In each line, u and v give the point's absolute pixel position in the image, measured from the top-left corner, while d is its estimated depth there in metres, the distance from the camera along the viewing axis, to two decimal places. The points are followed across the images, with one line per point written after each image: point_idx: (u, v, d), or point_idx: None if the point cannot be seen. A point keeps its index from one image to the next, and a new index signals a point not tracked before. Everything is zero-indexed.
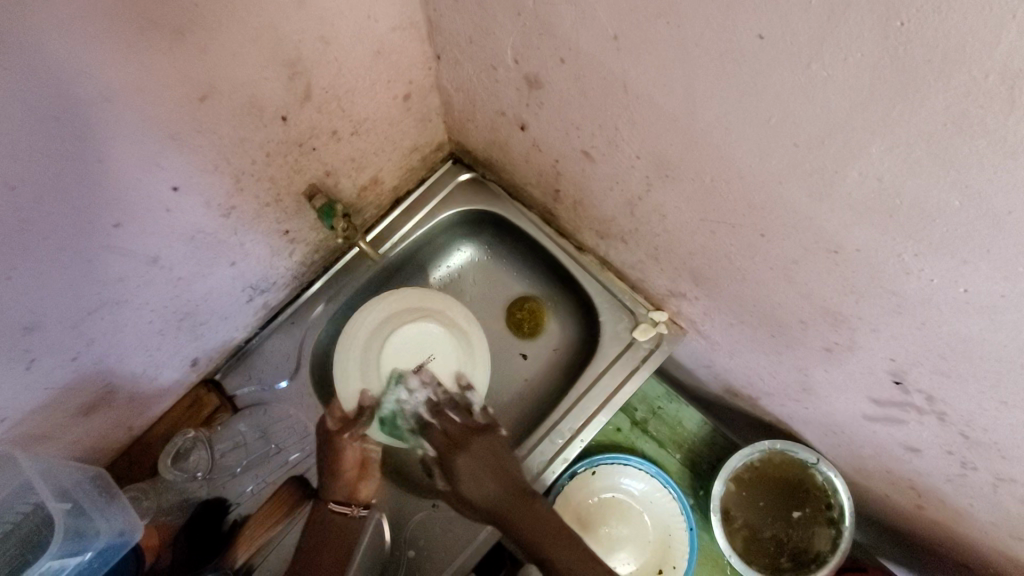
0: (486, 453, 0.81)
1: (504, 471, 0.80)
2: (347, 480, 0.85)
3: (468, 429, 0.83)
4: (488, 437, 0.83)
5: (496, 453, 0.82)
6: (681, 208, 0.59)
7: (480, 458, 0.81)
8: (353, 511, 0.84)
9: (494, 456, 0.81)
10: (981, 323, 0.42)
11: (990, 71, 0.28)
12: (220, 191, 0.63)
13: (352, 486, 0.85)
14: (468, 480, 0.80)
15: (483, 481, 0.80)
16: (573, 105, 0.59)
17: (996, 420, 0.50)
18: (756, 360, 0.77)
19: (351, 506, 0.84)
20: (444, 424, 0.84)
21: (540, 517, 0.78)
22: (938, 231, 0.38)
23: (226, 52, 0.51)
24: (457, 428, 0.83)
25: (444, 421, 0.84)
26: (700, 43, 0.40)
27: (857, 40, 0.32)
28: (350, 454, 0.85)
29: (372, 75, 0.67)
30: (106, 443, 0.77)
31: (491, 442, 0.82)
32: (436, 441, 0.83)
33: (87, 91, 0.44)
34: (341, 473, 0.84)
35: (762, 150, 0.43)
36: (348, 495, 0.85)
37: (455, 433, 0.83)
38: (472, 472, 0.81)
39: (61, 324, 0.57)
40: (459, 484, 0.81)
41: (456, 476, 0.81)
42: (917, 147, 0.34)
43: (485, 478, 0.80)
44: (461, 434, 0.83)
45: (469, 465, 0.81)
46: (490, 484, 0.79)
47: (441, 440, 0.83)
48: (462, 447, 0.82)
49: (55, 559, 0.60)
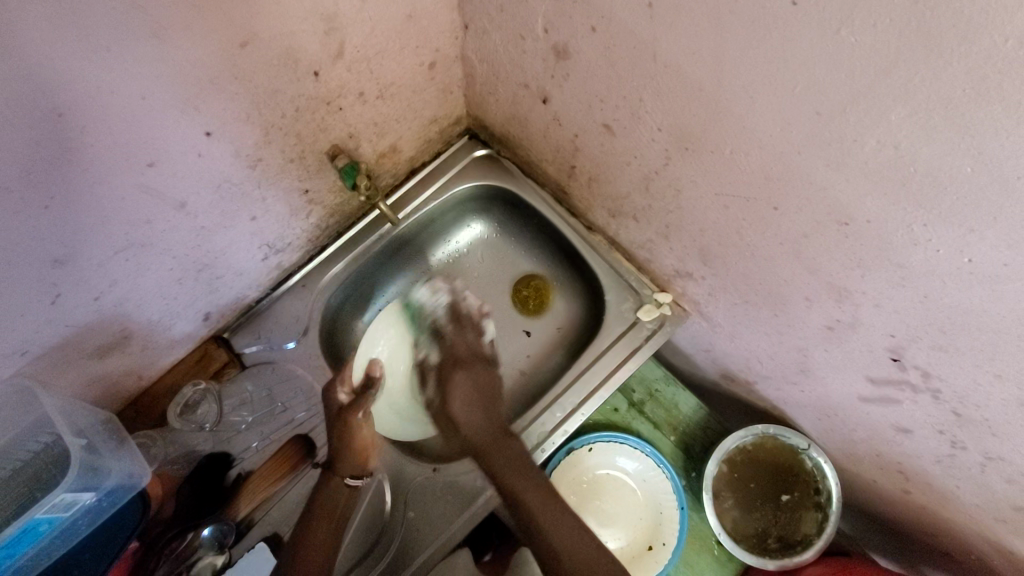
0: (486, 386, 0.84)
1: (492, 409, 0.83)
2: (358, 452, 0.84)
3: (473, 352, 0.86)
4: (488, 369, 0.85)
5: (487, 381, 0.84)
6: (697, 182, 0.61)
7: (483, 394, 0.84)
8: (364, 483, 0.84)
9: (490, 393, 0.84)
10: (982, 294, 0.44)
11: (1010, 36, 0.30)
12: (249, 142, 0.64)
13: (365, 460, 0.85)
14: (461, 402, 0.83)
15: (476, 411, 0.83)
16: (598, 77, 0.61)
17: (989, 395, 0.52)
18: (756, 342, 0.79)
19: (363, 479, 0.84)
20: (455, 335, 0.87)
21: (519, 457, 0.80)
22: (949, 200, 0.40)
23: (270, 0, 0.52)
24: (465, 346, 0.86)
25: (460, 331, 0.87)
26: (734, 9, 0.42)
27: (887, 5, 0.34)
28: (362, 429, 0.85)
29: (401, 39, 0.68)
30: (117, 390, 0.78)
31: (490, 377, 0.85)
32: (449, 346, 0.86)
33: (138, 24, 0.45)
34: (350, 447, 0.84)
35: (784, 119, 0.46)
36: (359, 468, 0.84)
37: (461, 353, 0.86)
38: (469, 398, 0.83)
39: (88, 260, 0.59)
40: (454, 406, 0.83)
41: (450, 391, 0.84)
42: (934, 113, 0.36)
43: (475, 408, 0.83)
44: (468, 355, 0.85)
45: (467, 389, 0.84)
46: (478, 415, 0.82)
47: (449, 354, 0.86)
48: (465, 364, 0.85)
49: (68, 491, 0.61)
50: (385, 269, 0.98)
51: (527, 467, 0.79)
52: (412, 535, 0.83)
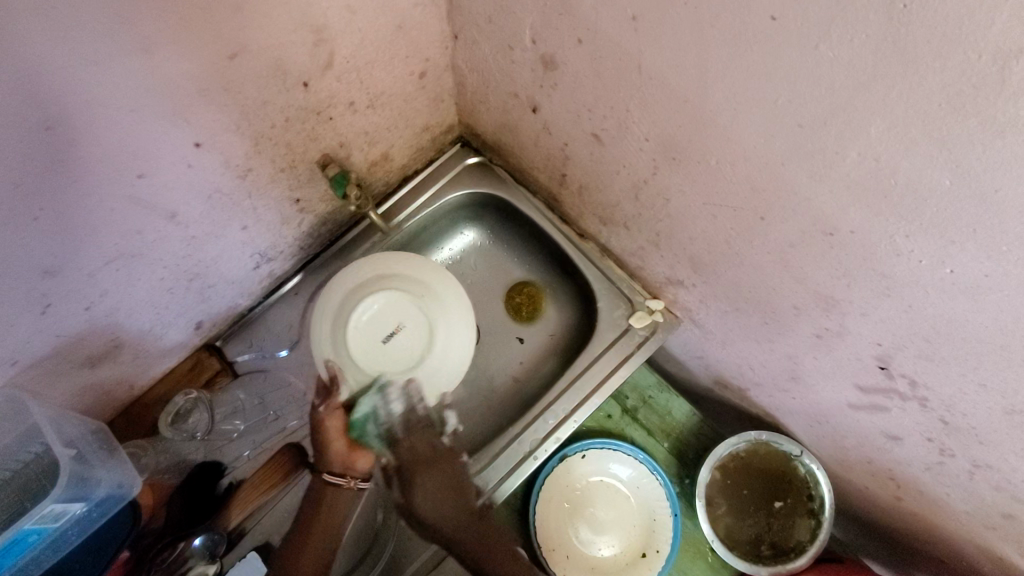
0: (450, 472, 0.85)
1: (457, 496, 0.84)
2: (342, 450, 0.81)
3: (433, 453, 0.86)
4: (443, 464, 0.86)
5: (455, 473, 0.85)
6: (685, 192, 0.62)
7: (447, 483, 0.85)
8: (349, 483, 0.81)
9: (455, 484, 0.84)
10: (964, 304, 0.44)
11: (983, 53, 0.31)
12: (238, 152, 0.64)
13: (346, 458, 0.81)
14: (425, 497, 0.85)
15: (448, 499, 0.84)
16: (586, 87, 0.61)
17: (974, 403, 0.53)
18: (747, 350, 0.79)
19: (347, 478, 0.81)
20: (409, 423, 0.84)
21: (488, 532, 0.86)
22: (929, 212, 0.40)
23: (258, 13, 0.53)
24: (423, 447, 0.86)
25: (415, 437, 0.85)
26: (715, 23, 0.42)
27: (864, 22, 0.34)
28: (331, 424, 0.80)
29: (391, 49, 0.69)
30: (108, 400, 0.78)
31: (455, 468, 0.86)
32: (402, 452, 0.85)
33: (125, 38, 0.45)
34: (331, 445, 0.81)
35: (767, 131, 0.46)
36: (344, 465, 0.81)
37: (423, 453, 0.86)
38: (433, 489, 0.85)
39: (79, 271, 0.59)
40: (420, 505, 0.85)
41: (418, 488, 0.85)
42: (913, 127, 0.36)
43: (445, 497, 0.84)
44: (429, 455, 0.86)
45: (436, 484, 0.84)
46: (445, 506, 0.84)
47: (405, 455, 0.85)
48: (429, 464, 0.85)
49: (58, 502, 0.61)
50: None
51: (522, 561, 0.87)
52: None
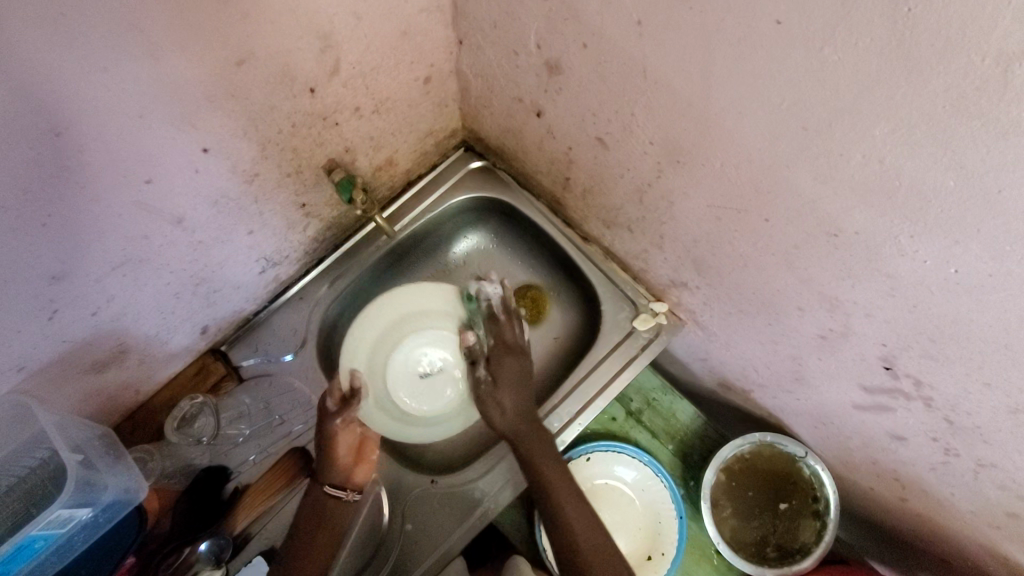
0: (524, 375, 0.83)
1: (523, 392, 0.82)
2: (347, 462, 0.82)
3: (508, 346, 0.84)
4: (518, 355, 0.84)
5: (529, 376, 0.83)
6: (689, 195, 0.62)
7: (519, 381, 0.82)
8: (349, 496, 0.82)
9: (525, 381, 0.83)
10: (968, 304, 0.45)
11: (986, 55, 0.31)
12: (246, 158, 0.65)
13: (349, 469, 0.82)
14: (502, 385, 0.81)
15: (520, 394, 0.81)
16: (591, 91, 0.62)
17: (979, 403, 0.53)
18: (751, 351, 0.80)
19: (348, 491, 0.82)
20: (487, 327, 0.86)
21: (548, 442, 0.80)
22: (933, 213, 0.41)
23: (266, 20, 0.53)
24: (503, 339, 0.84)
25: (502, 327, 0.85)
26: (720, 27, 0.43)
27: (868, 25, 0.35)
28: (345, 436, 0.81)
29: (397, 54, 0.69)
30: (114, 405, 0.78)
31: (526, 367, 0.83)
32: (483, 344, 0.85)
33: (135, 45, 0.46)
34: (339, 458, 0.81)
35: (771, 134, 0.46)
36: (344, 478, 0.82)
37: (507, 340, 0.84)
38: (507, 380, 0.82)
39: (86, 276, 0.59)
40: (500, 391, 0.81)
41: (500, 375, 0.82)
42: (916, 129, 0.37)
43: (510, 390, 0.81)
44: (506, 343, 0.84)
45: (512, 376, 0.82)
46: (514, 399, 0.81)
47: (495, 342, 0.84)
48: (505, 351, 0.83)
49: (65, 508, 0.61)
50: (382, 281, 0.99)
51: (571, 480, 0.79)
52: (410, 548, 0.83)
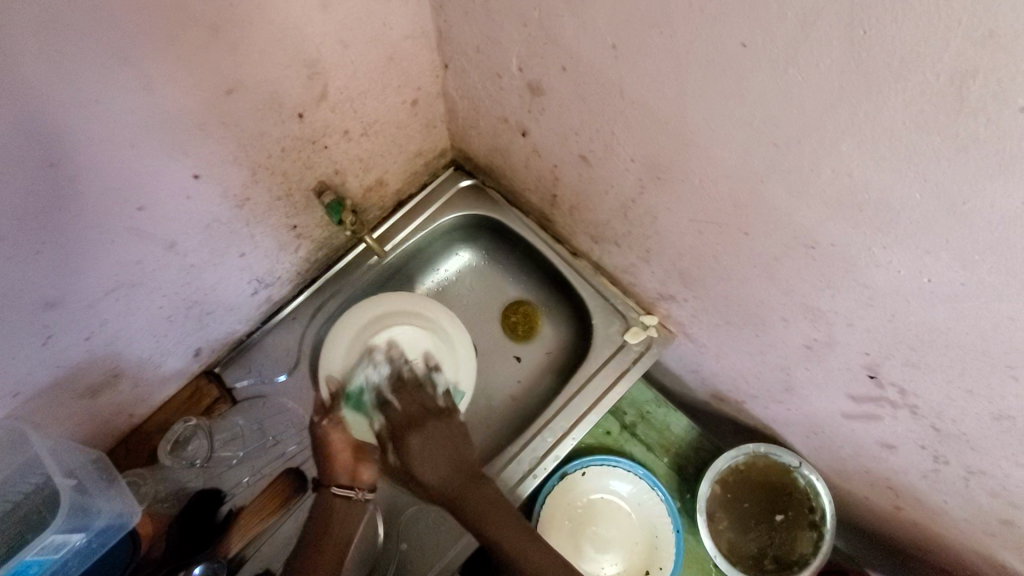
0: (444, 436, 0.84)
1: (461, 458, 0.82)
2: (346, 462, 0.82)
3: (426, 411, 0.85)
4: (438, 419, 0.84)
5: (450, 436, 0.83)
6: (671, 210, 0.63)
7: (439, 442, 0.83)
8: (358, 495, 0.81)
9: (452, 440, 0.83)
10: (943, 312, 0.46)
11: (941, 74, 0.32)
12: (237, 182, 0.66)
13: (352, 468, 0.82)
14: (423, 462, 0.82)
15: (438, 461, 0.82)
16: (572, 111, 0.63)
17: (963, 410, 0.53)
18: (740, 362, 0.80)
19: (355, 490, 0.81)
20: (405, 399, 0.85)
21: (488, 495, 0.79)
22: (903, 225, 0.42)
23: (254, 51, 0.55)
24: (416, 408, 0.85)
25: (405, 399, 0.85)
26: (689, 50, 0.44)
27: (827, 48, 0.36)
28: (337, 435, 0.82)
29: (383, 79, 0.71)
30: (107, 429, 0.79)
31: (454, 429, 0.84)
32: (392, 417, 0.84)
33: (127, 77, 0.47)
34: (337, 457, 0.82)
35: (745, 151, 0.48)
36: (350, 477, 0.81)
37: (413, 412, 0.84)
38: (427, 454, 0.83)
39: (79, 302, 0.60)
40: (410, 460, 0.82)
41: (408, 454, 0.83)
42: (880, 144, 0.38)
43: (437, 459, 0.82)
44: (420, 415, 0.84)
45: (425, 448, 0.83)
46: (443, 467, 0.82)
47: (399, 422, 0.84)
48: (417, 426, 0.84)
49: (59, 533, 0.61)
50: None
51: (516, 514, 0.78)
52: (407, 567, 0.83)
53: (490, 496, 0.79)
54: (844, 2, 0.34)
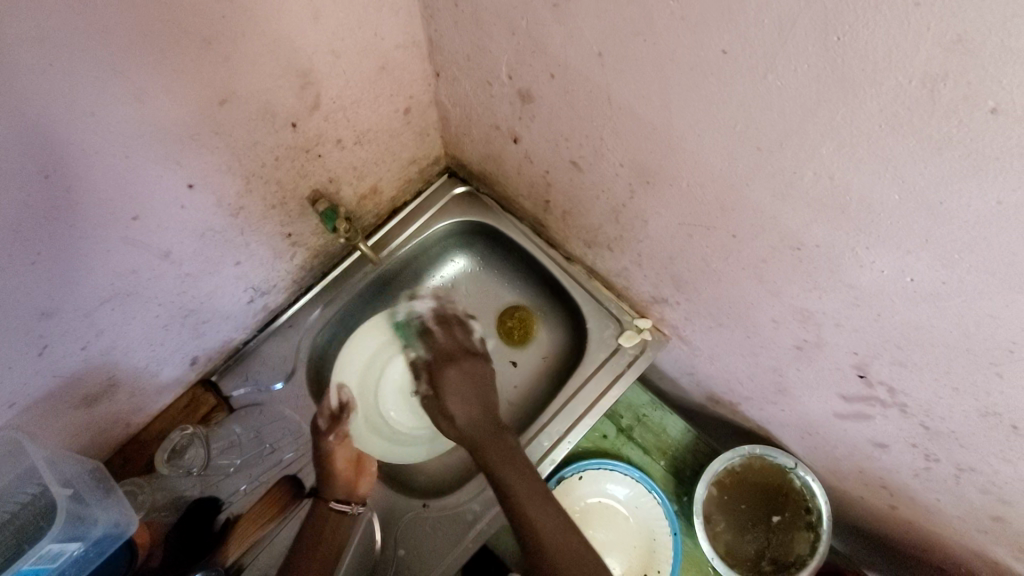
0: (476, 375, 0.90)
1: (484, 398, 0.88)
2: (347, 476, 0.87)
3: (467, 351, 0.93)
4: (467, 363, 0.92)
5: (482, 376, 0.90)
6: (661, 214, 0.64)
7: (478, 386, 0.89)
8: (353, 508, 0.85)
9: (483, 381, 0.90)
10: (927, 310, 0.46)
11: (912, 77, 0.33)
12: (231, 192, 0.67)
13: (351, 483, 0.87)
14: (456, 398, 0.88)
15: (470, 401, 0.87)
16: (562, 117, 0.64)
17: (951, 407, 0.54)
18: (734, 363, 0.81)
19: (351, 503, 0.85)
20: (450, 343, 0.94)
21: (509, 450, 0.80)
22: (883, 226, 0.42)
23: (246, 62, 0.56)
24: (456, 348, 0.94)
25: (453, 338, 0.95)
26: (672, 57, 0.45)
27: (803, 53, 0.37)
28: (341, 451, 0.89)
29: (375, 88, 0.72)
30: (104, 438, 0.79)
31: (485, 371, 0.91)
32: (440, 351, 0.94)
33: (121, 88, 0.48)
34: (338, 472, 0.87)
35: (730, 155, 0.49)
36: (347, 492, 0.86)
37: (454, 352, 0.93)
38: (459, 392, 0.89)
39: (75, 312, 0.60)
40: (447, 399, 0.88)
41: (446, 385, 0.89)
42: (858, 147, 0.39)
43: (471, 398, 0.88)
44: (462, 354, 0.93)
45: (462, 388, 0.89)
46: (472, 407, 0.86)
47: (443, 356, 0.93)
48: (455, 361, 0.92)
49: (56, 541, 0.61)
50: (372, 306, 1.00)
51: (534, 476, 0.77)
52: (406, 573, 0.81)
53: (508, 451, 0.79)
54: (818, 9, 0.34)
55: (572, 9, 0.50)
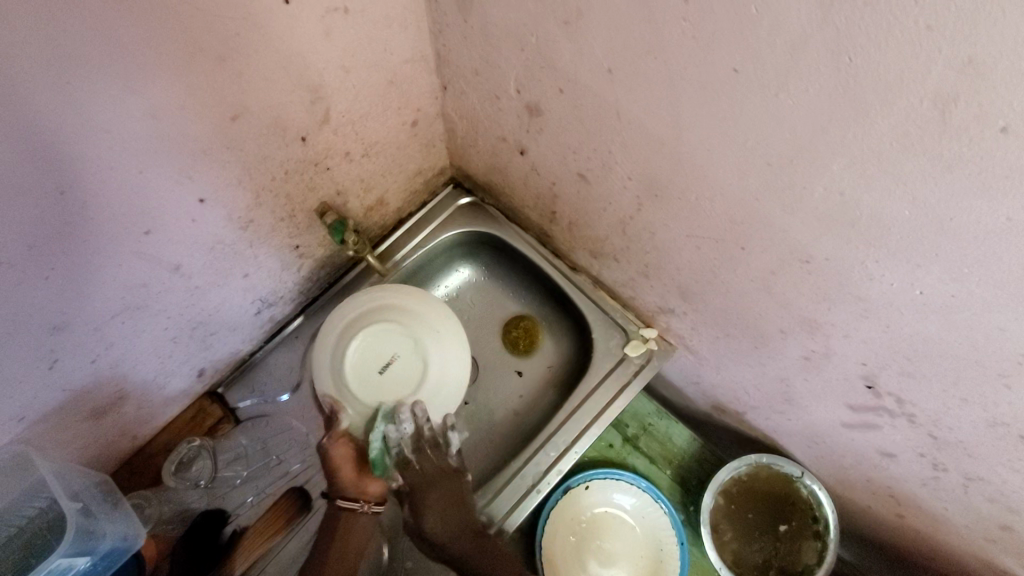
0: (456, 496, 0.84)
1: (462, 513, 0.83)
2: (351, 476, 0.78)
3: (443, 471, 0.84)
4: (421, 470, 0.83)
5: (465, 500, 0.83)
6: (669, 226, 0.65)
7: (455, 501, 0.83)
8: (363, 507, 0.78)
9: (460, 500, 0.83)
10: (936, 323, 0.47)
11: (923, 98, 0.34)
12: (241, 205, 0.67)
13: (358, 482, 0.78)
14: (444, 521, 0.83)
15: (451, 522, 0.83)
16: (570, 130, 0.65)
17: (959, 418, 0.54)
18: (741, 373, 0.81)
19: (361, 502, 0.79)
20: (423, 461, 0.82)
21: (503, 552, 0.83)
22: (893, 240, 0.43)
23: (258, 78, 0.56)
24: (433, 469, 0.83)
25: (424, 459, 0.82)
26: (682, 75, 0.46)
27: (814, 73, 0.38)
28: (339, 452, 0.78)
29: (384, 101, 0.72)
30: (112, 451, 0.79)
31: (462, 489, 0.84)
32: (412, 474, 0.83)
33: (137, 105, 0.49)
34: (342, 471, 0.78)
35: (740, 169, 0.49)
36: (357, 490, 0.78)
37: (431, 472, 0.83)
38: (443, 514, 0.83)
39: (86, 325, 0.60)
40: (428, 519, 0.83)
41: (426, 520, 0.83)
42: (869, 164, 0.40)
43: (448, 510, 0.83)
44: (436, 473, 0.83)
45: (446, 511, 0.83)
46: (452, 520, 0.83)
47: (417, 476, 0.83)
48: (434, 485, 0.83)
49: (65, 556, 0.61)
50: None
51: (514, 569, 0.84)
52: None
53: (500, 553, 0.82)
54: (830, 31, 0.35)
55: (582, 26, 0.50)
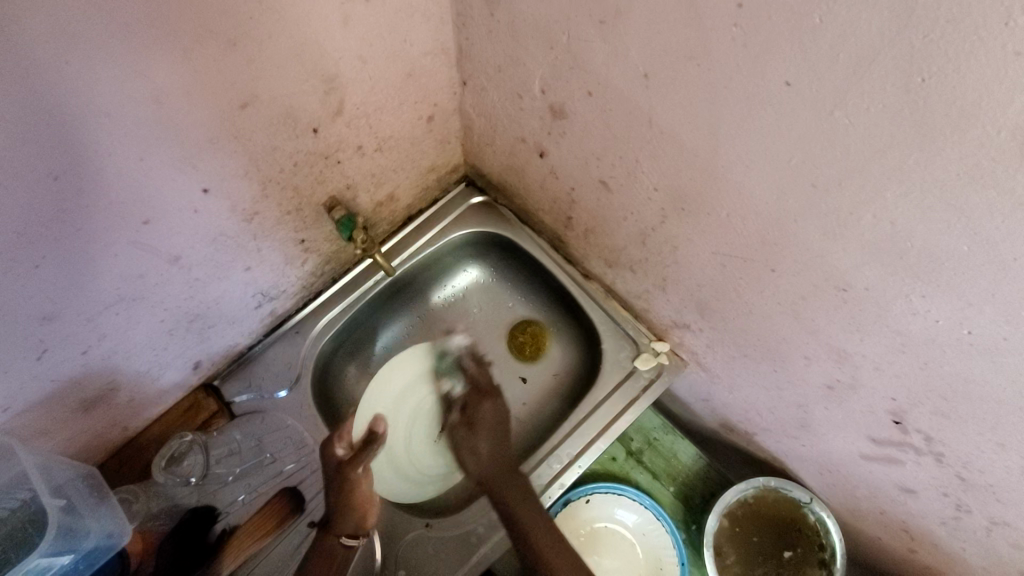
0: (499, 421, 0.92)
1: (503, 443, 0.90)
2: (359, 509, 0.83)
3: (477, 392, 0.96)
4: (496, 403, 0.94)
5: (505, 427, 0.92)
6: (694, 242, 0.62)
7: (495, 424, 0.92)
8: (361, 542, 0.80)
9: (497, 422, 0.92)
10: (982, 365, 0.44)
11: (1002, 127, 0.31)
12: (246, 197, 0.64)
13: (360, 515, 0.82)
14: (467, 452, 0.91)
15: (497, 441, 0.91)
16: (595, 135, 0.62)
17: (992, 462, 0.51)
18: (755, 394, 0.78)
19: (360, 537, 0.81)
20: (472, 372, 0.98)
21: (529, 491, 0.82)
22: (945, 275, 0.40)
23: (270, 65, 0.53)
24: (472, 390, 0.96)
25: (477, 368, 0.98)
26: (727, 84, 0.43)
27: (880, 92, 0.35)
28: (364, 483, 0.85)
29: (401, 94, 0.69)
30: (101, 442, 0.76)
31: (499, 412, 0.94)
32: (463, 395, 0.95)
33: (137, 89, 0.45)
34: (353, 504, 0.83)
35: (777, 187, 0.46)
36: (356, 525, 0.81)
37: (484, 386, 0.96)
38: (490, 425, 0.92)
39: (77, 316, 0.58)
40: (477, 438, 0.91)
41: (456, 441, 0.92)
42: (930, 193, 0.36)
43: (484, 436, 0.92)
44: (473, 396, 0.95)
45: (472, 441, 0.91)
46: (484, 450, 0.90)
47: (462, 403, 0.95)
48: (483, 398, 0.95)
49: (44, 557, 0.59)
50: (380, 315, 0.98)
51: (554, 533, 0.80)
52: None
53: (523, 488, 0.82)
54: (902, 47, 0.32)
55: (620, 27, 0.47)
